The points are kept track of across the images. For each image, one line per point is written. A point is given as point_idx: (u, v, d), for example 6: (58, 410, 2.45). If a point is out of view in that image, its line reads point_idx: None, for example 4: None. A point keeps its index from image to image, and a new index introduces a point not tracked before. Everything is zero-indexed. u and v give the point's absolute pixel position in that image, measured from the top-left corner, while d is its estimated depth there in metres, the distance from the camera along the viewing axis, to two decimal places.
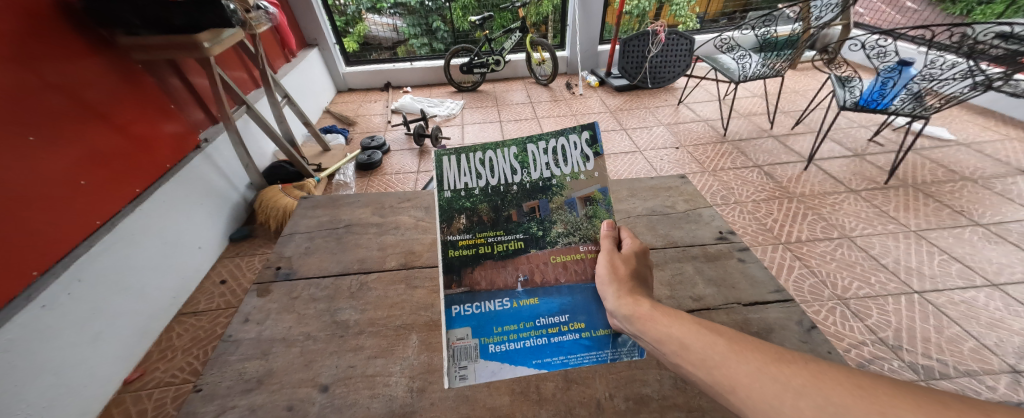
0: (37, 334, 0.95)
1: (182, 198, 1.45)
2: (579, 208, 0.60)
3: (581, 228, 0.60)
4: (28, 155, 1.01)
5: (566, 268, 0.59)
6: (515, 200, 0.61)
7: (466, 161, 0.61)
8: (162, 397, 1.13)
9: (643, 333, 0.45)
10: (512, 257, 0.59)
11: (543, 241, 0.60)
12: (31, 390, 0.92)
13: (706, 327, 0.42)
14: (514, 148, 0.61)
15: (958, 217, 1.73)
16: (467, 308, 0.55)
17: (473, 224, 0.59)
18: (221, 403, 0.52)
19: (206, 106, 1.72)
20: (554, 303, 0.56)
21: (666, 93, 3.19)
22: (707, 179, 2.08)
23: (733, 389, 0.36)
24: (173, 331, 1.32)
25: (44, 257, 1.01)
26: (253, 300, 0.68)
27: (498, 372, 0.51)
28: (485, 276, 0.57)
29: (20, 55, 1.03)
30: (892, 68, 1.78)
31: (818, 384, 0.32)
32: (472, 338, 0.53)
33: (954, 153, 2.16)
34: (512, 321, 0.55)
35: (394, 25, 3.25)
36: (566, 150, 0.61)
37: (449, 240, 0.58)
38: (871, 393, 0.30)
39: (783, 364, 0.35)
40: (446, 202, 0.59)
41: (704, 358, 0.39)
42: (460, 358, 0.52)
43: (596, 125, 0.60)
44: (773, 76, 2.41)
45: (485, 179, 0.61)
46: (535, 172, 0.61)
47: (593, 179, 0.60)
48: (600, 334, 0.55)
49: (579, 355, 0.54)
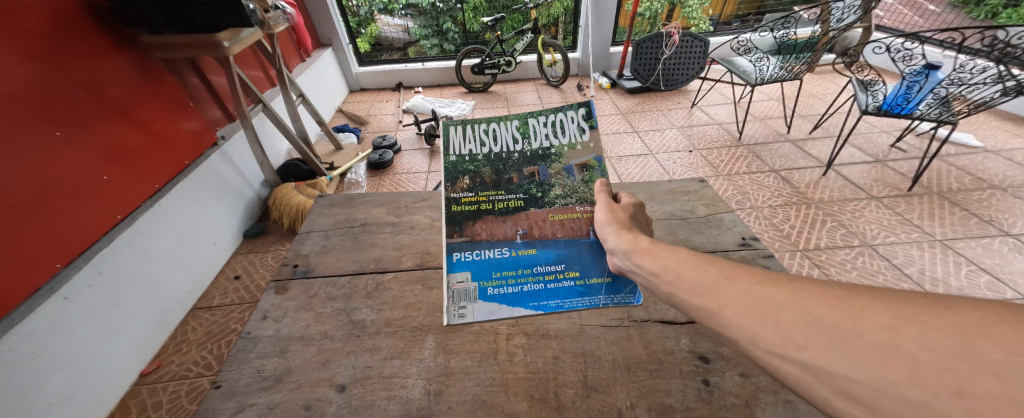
0: (59, 324, 0.96)
1: (198, 195, 1.47)
2: (575, 174, 0.66)
3: (578, 191, 0.65)
4: (56, 150, 1.03)
5: (564, 225, 0.64)
6: (516, 165, 0.67)
7: (471, 130, 0.67)
8: (177, 390, 1.15)
9: (639, 265, 0.45)
10: (512, 213, 0.65)
11: (541, 201, 0.65)
12: (52, 380, 0.94)
13: (702, 258, 0.41)
14: (516, 121, 0.67)
15: (987, 227, 1.67)
16: (467, 255, 0.62)
17: (475, 184, 0.66)
18: (239, 401, 0.51)
19: (223, 104, 1.75)
20: (551, 254, 0.63)
21: (679, 96, 3.15)
22: (723, 184, 2.04)
23: (719, 310, 0.35)
24: (188, 325, 1.34)
25: (68, 250, 1.03)
26: (271, 297, 0.68)
27: (494, 312, 0.60)
28: (485, 228, 0.64)
29: (48, 52, 1.06)
30: (919, 71, 1.69)
31: (800, 298, 0.31)
32: (471, 282, 0.61)
33: (981, 161, 2.09)
34: (510, 268, 0.62)
35: (406, 26, 3.27)
36: (563, 125, 0.67)
37: (454, 197, 0.65)
38: (846, 301, 0.29)
39: (768, 283, 0.34)
40: (451, 164, 0.66)
41: (695, 285, 0.38)
42: (460, 298, 0.61)
43: (592, 104, 0.66)
44: (791, 79, 2.37)
45: (490, 147, 0.67)
46: (535, 142, 0.67)
47: (589, 149, 0.66)
48: (593, 282, 0.62)
49: (573, 299, 0.61)
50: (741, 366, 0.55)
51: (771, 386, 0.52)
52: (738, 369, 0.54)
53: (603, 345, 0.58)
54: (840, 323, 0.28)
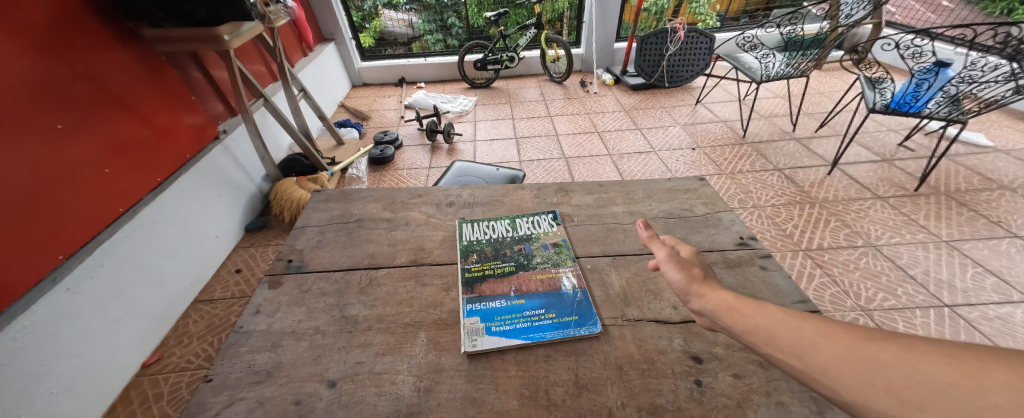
0: (62, 315, 0.98)
1: (200, 188, 1.48)
2: (551, 248, 0.77)
3: (553, 258, 0.75)
4: (58, 143, 1.04)
5: (544, 282, 0.69)
6: (508, 244, 0.78)
7: (477, 226, 0.84)
8: (178, 381, 1.16)
9: (730, 326, 0.48)
10: (507, 275, 0.70)
11: (527, 265, 0.73)
12: (54, 370, 0.95)
13: (792, 317, 0.44)
14: (506, 220, 0.86)
15: (994, 228, 1.64)
16: (477, 305, 0.64)
17: (480, 258, 0.75)
18: (230, 395, 0.51)
19: (225, 98, 1.75)
20: (536, 301, 0.65)
21: (683, 92, 3.11)
22: (725, 182, 2.02)
23: (825, 372, 0.38)
24: (190, 317, 1.36)
25: (71, 242, 1.04)
26: (264, 292, 0.68)
27: (501, 342, 0.57)
28: (489, 287, 0.68)
29: (51, 45, 1.06)
30: (929, 69, 1.65)
31: (907, 355, 0.34)
32: (479, 323, 0.61)
33: (991, 161, 2.05)
34: (506, 313, 0.63)
35: (410, 21, 3.26)
36: (539, 221, 0.86)
37: (466, 267, 0.72)
38: (962, 360, 0.32)
39: (871, 341, 0.37)
40: (465, 246, 0.78)
41: (793, 346, 0.41)
42: (471, 333, 0.59)
43: (556, 211, 0.89)
44: (798, 76, 2.32)
45: (488, 235, 0.81)
46: (522, 230, 0.83)
47: (558, 234, 0.82)
48: (573, 317, 0.62)
49: (559, 332, 0.60)
50: (735, 367, 0.54)
51: (765, 387, 0.51)
52: (731, 370, 0.54)
53: (594, 344, 0.58)
54: (961, 384, 0.30)
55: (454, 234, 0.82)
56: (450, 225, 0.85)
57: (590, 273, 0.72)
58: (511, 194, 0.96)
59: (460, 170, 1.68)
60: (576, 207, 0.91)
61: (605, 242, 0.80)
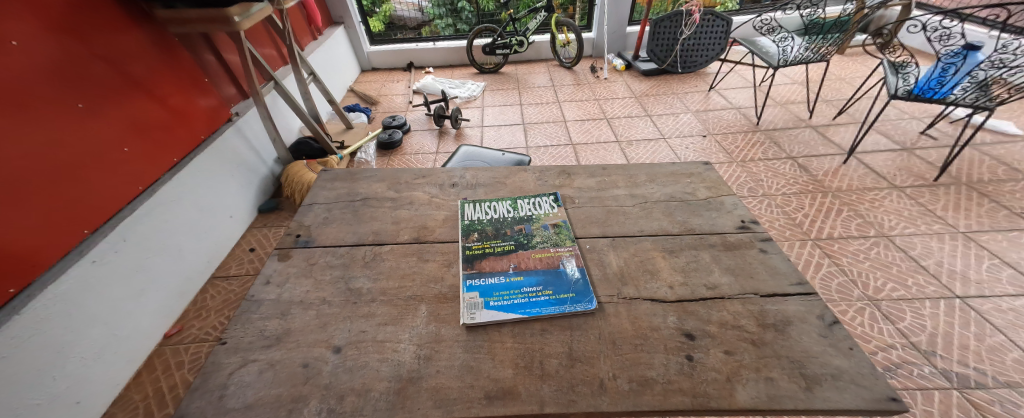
0: (89, 285, 1.03)
1: (214, 169, 1.53)
2: (550, 228, 0.79)
3: (552, 239, 0.76)
4: (80, 121, 1.08)
5: (543, 260, 0.71)
6: (509, 225, 0.79)
7: (479, 206, 0.86)
8: (197, 352, 1.23)
9: None
10: (506, 254, 0.72)
11: (527, 245, 0.74)
12: (85, 336, 1.01)
13: None
14: (508, 202, 0.87)
15: (1016, 220, 1.58)
16: (476, 280, 0.66)
17: (481, 237, 0.76)
18: (243, 356, 0.55)
19: (237, 81, 1.79)
20: (534, 279, 0.67)
21: (697, 78, 3.04)
22: (735, 170, 1.99)
23: None
24: (208, 292, 1.42)
25: (95, 217, 1.09)
26: (274, 263, 0.71)
27: (498, 316, 0.59)
28: (489, 264, 0.70)
29: (70, 24, 1.10)
30: (957, 52, 1.56)
31: None
32: (478, 297, 0.63)
33: (1019, 150, 1.96)
34: (505, 289, 0.65)
35: (419, 4, 3.28)
36: (539, 203, 0.87)
37: (467, 245, 0.74)
38: None
39: None
40: (466, 225, 0.80)
41: None
42: (470, 307, 0.61)
43: (557, 194, 0.90)
44: (817, 61, 2.21)
45: (490, 215, 0.83)
46: (522, 211, 0.84)
47: (558, 215, 0.83)
48: (568, 295, 0.63)
49: (553, 308, 0.61)
50: (727, 344, 0.55)
51: (755, 363, 0.52)
52: (723, 347, 0.55)
53: (590, 319, 0.60)
54: None
55: (456, 214, 0.84)
56: (453, 205, 0.87)
57: (589, 253, 0.73)
58: (514, 176, 0.97)
59: (466, 154, 1.69)
60: (578, 190, 0.92)
61: (605, 224, 0.81)
